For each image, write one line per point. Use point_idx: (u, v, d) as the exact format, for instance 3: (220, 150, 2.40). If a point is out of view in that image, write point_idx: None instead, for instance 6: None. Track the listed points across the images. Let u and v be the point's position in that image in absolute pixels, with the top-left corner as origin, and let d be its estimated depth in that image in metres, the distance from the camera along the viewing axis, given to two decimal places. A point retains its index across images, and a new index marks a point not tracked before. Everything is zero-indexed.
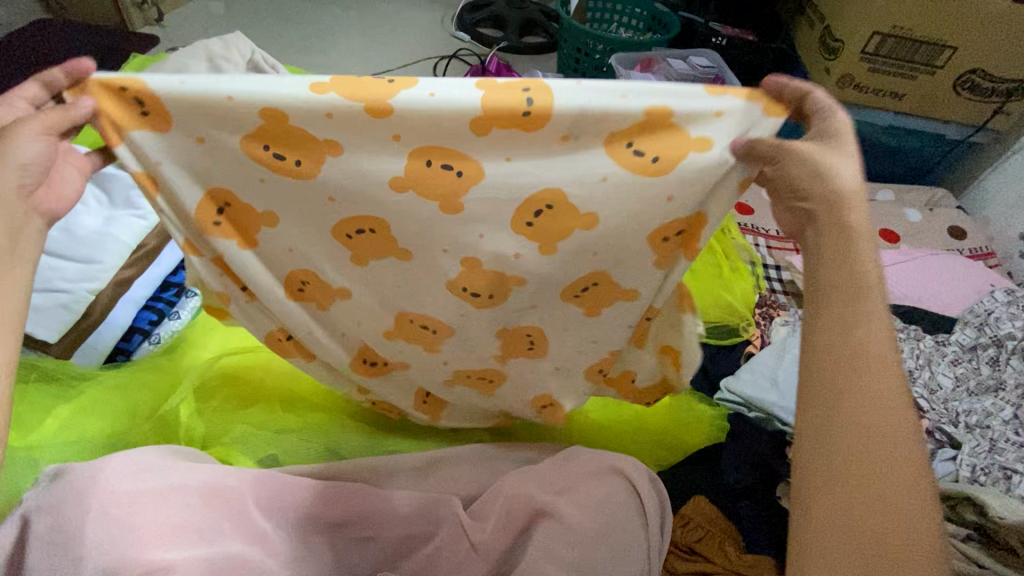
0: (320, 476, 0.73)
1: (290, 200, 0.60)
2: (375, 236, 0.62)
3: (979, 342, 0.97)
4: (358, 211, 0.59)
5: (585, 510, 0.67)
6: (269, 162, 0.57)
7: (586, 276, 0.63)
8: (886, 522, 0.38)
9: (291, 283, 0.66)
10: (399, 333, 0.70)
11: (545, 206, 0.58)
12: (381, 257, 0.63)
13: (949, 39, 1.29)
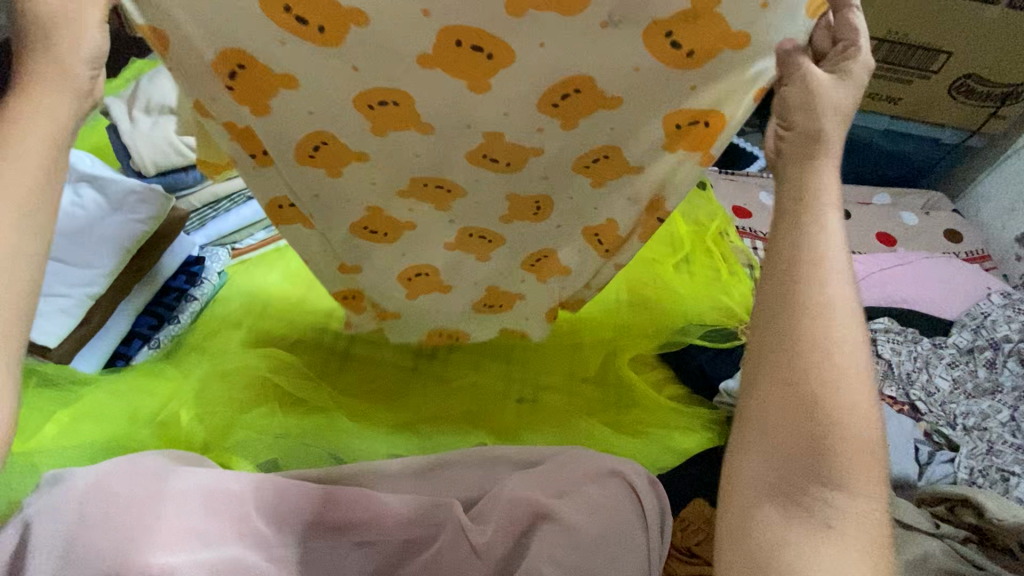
0: (320, 480, 0.73)
1: (314, 64, 0.62)
2: (398, 112, 0.66)
3: (976, 344, 0.98)
4: (383, 81, 0.63)
5: (586, 513, 0.67)
6: (293, 26, 0.59)
7: (601, 147, 0.70)
8: (806, 439, 0.45)
9: (306, 146, 0.71)
10: (412, 193, 0.76)
11: (574, 89, 0.63)
12: (405, 128, 0.68)
13: (944, 44, 1.30)
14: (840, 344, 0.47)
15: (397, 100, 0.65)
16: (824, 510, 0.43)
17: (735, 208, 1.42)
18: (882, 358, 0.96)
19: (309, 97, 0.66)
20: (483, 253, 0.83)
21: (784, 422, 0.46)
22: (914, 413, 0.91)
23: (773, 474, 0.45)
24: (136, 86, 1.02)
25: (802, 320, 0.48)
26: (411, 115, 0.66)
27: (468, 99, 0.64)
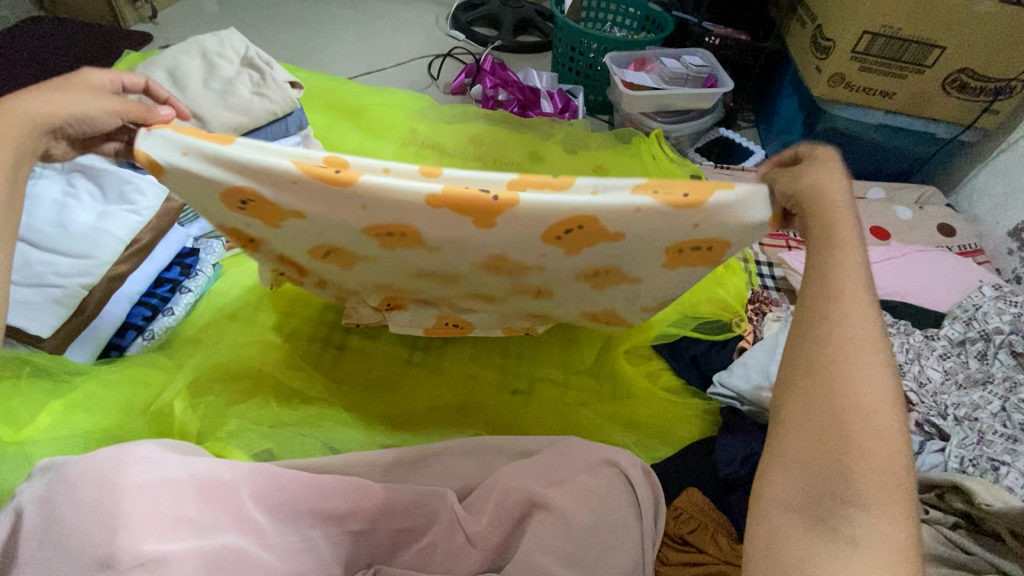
0: (314, 469, 0.73)
1: (325, 201, 0.61)
2: (405, 240, 0.65)
3: (968, 336, 0.99)
4: (387, 216, 0.62)
5: (580, 501, 0.67)
6: (315, 172, 0.58)
7: (600, 267, 0.71)
8: (834, 459, 0.45)
9: (317, 250, 0.71)
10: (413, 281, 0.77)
11: (577, 226, 0.62)
12: (408, 247, 0.67)
13: (938, 38, 1.31)
14: (869, 370, 0.48)
15: (402, 232, 0.64)
16: (851, 530, 0.42)
17: None
18: None
19: (319, 226, 0.65)
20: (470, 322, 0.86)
21: (812, 446, 0.46)
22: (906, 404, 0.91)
23: (802, 495, 0.45)
24: (128, 76, 0.98)
25: (828, 347, 0.50)
26: (414, 233, 0.64)
27: (469, 235, 0.63)
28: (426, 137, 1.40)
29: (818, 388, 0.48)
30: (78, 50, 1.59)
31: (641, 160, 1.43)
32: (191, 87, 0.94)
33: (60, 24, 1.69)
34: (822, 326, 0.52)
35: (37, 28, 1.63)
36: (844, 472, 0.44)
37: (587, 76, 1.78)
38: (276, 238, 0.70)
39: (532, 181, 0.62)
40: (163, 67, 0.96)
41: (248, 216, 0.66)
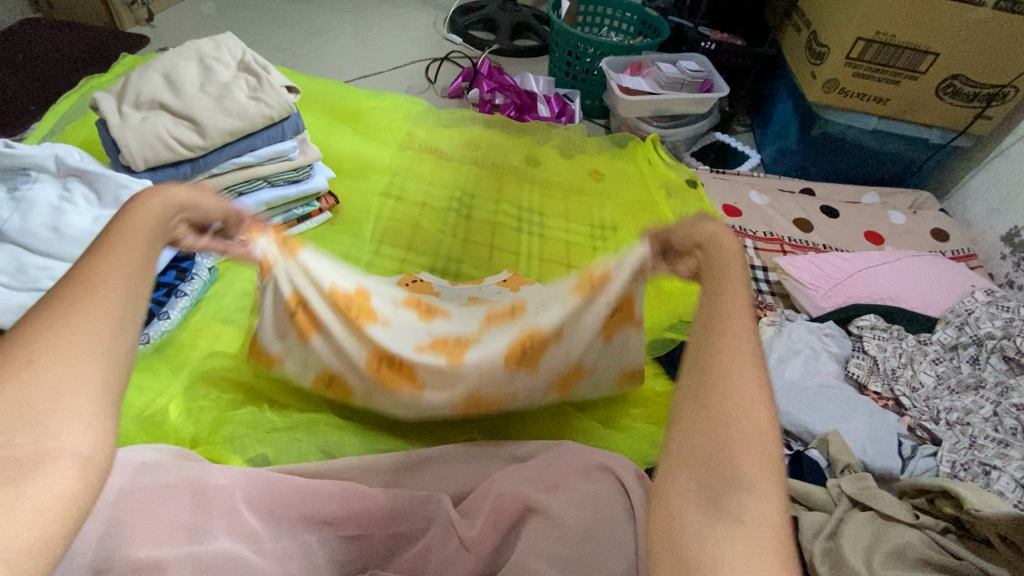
0: (308, 475, 0.73)
1: (344, 338, 0.79)
2: (402, 372, 0.79)
3: (960, 341, 1.00)
4: (386, 349, 0.79)
5: (573, 505, 0.68)
6: (337, 313, 0.78)
7: (567, 372, 0.83)
8: (718, 443, 0.41)
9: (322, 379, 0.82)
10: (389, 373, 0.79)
11: (527, 348, 0.80)
12: (402, 389, 0.79)
13: (931, 45, 1.32)
14: (744, 349, 0.46)
15: (399, 364, 0.79)
16: (739, 509, 0.38)
17: (725, 206, 1.43)
18: (869, 354, 0.99)
19: (331, 352, 0.80)
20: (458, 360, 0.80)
21: (695, 432, 0.42)
22: (898, 408, 0.93)
23: (695, 485, 0.40)
24: (125, 81, 0.97)
25: (712, 330, 0.48)
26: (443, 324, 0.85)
27: (449, 369, 0.79)
28: (423, 142, 1.40)
29: (708, 368, 0.45)
30: (75, 53, 1.59)
31: (636, 165, 1.46)
32: (188, 91, 0.94)
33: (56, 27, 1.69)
34: (712, 313, 0.50)
35: (36, 33, 1.63)
36: (722, 453, 0.40)
37: (584, 81, 1.79)
38: (298, 368, 0.82)
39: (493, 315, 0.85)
40: (160, 71, 0.96)
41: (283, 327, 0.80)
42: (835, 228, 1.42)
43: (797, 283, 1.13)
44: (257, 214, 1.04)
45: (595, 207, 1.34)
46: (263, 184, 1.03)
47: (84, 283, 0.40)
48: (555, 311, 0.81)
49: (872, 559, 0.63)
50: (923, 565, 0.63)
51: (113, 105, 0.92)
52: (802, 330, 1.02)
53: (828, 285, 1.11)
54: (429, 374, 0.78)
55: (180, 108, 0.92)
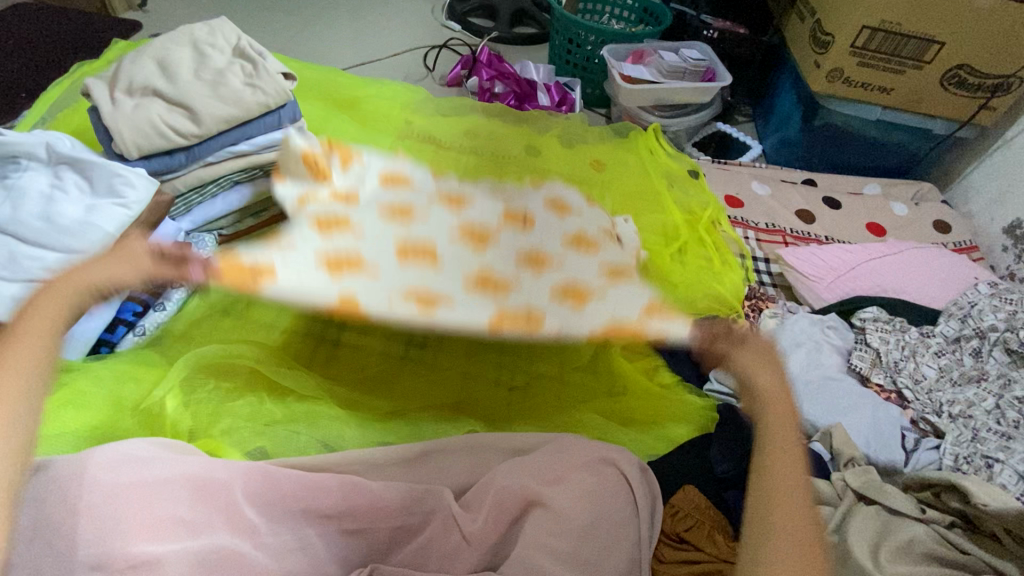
0: (307, 467, 0.72)
1: (398, 275, 0.84)
2: (425, 254, 0.89)
3: (962, 334, 0.99)
4: (418, 242, 0.90)
5: (575, 499, 0.67)
6: (397, 306, 0.79)
7: (524, 255, 0.93)
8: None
9: (331, 262, 0.82)
10: (408, 257, 0.87)
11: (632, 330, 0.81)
12: (420, 260, 0.87)
13: (937, 33, 1.30)
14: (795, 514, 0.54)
15: (424, 249, 0.89)
16: None
17: (727, 197, 1.41)
18: (871, 347, 0.98)
19: (367, 246, 0.87)
20: (479, 247, 0.93)
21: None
22: (901, 401, 0.92)
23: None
24: (116, 66, 0.95)
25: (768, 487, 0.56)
26: (431, 250, 0.89)
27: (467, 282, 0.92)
28: (421, 131, 1.38)
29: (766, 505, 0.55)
30: (67, 38, 1.56)
31: (638, 154, 1.44)
32: (182, 77, 0.92)
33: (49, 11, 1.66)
34: (765, 453, 0.59)
35: (26, 17, 1.60)
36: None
37: (584, 70, 1.77)
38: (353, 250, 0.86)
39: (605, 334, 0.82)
40: (152, 57, 0.94)
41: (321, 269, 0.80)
42: (836, 219, 1.41)
43: (801, 276, 1.14)
44: (254, 203, 1.02)
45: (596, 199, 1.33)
46: (259, 173, 1.02)
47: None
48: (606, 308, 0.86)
49: (879, 552, 0.60)
50: (926, 559, 0.61)
51: (105, 92, 0.90)
52: (805, 321, 1.01)
53: (830, 277, 1.12)
54: (459, 251, 0.91)
55: (174, 95, 0.90)
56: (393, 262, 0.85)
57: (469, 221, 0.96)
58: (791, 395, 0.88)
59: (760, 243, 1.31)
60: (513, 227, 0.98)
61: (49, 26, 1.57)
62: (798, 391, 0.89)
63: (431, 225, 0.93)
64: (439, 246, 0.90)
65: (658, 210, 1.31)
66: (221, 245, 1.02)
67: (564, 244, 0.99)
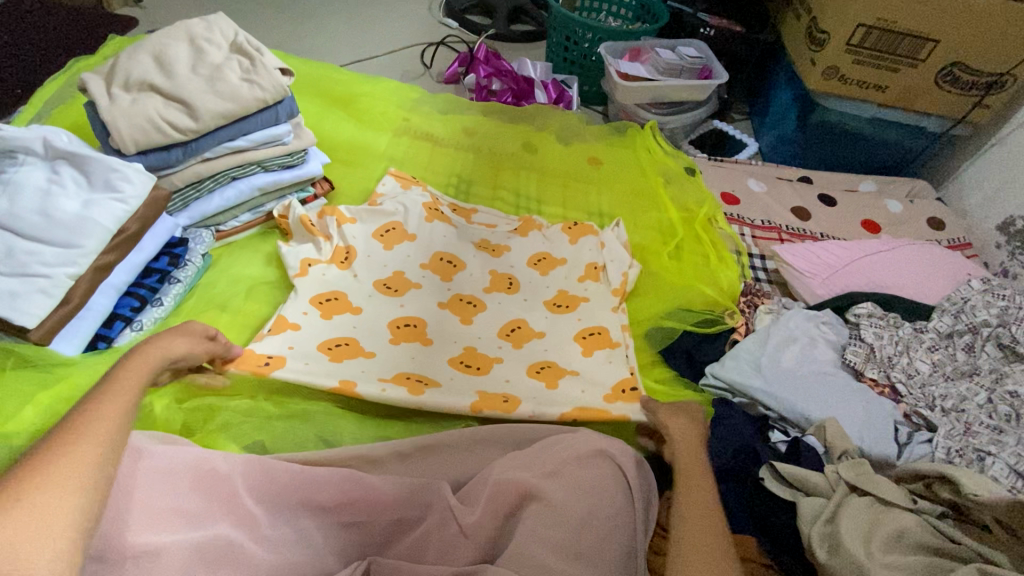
0: (305, 461, 0.72)
1: (395, 358, 0.91)
2: (415, 330, 0.95)
3: (955, 329, 1.00)
4: (409, 317, 0.97)
5: (572, 491, 0.67)
6: (389, 380, 0.86)
7: (511, 323, 1.00)
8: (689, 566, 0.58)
9: (331, 342, 0.90)
10: (398, 338, 0.94)
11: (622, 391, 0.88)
12: (410, 341, 0.94)
13: (932, 32, 1.31)
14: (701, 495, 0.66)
15: (415, 325, 0.96)
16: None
17: (723, 194, 1.42)
18: (865, 342, 0.99)
19: (360, 323, 0.94)
20: (467, 317, 1.00)
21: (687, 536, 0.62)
22: (895, 396, 0.93)
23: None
24: (113, 62, 0.94)
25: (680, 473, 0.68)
26: (419, 327, 0.96)
27: (455, 329, 0.97)
28: (418, 127, 1.38)
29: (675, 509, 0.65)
30: (62, 34, 1.56)
31: (635, 151, 1.45)
32: (179, 73, 0.92)
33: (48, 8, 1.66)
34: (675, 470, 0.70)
35: (21, 14, 1.59)
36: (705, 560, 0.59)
37: (582, 68, 1.77)
38: (354, 330, 0.93)
39: (587, 417, 0.83)
40: (150, 52, 0.94)
41: (329, 352, 0.89)
42: (831, 216, 1.42)
43: (795, 271, 1.14)
44: (251, 199, 1.04)
45: (592, 197, 1.34)
46: (257, 168, 1.02)
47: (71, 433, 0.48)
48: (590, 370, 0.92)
49: (871, 542, 0.60)
50: (919, 549, 0.61)
51: (101, 86, 0.90)
52: (800, 317, 1.02)
53: (825, 273, 1.13)
54: (445, 326, 0.97)
55: (171, 90, 0.90)
56: (382, 338, 0.93)
57: (458, 291, 1.03)
58: (786, 390, 0.89)
59: (756, 240, 1.31)
60: (499, 291, 1.05)
61: (44, 22, 1.57)
62: (792, 385, 0.90)
63: (419, 303, 0.99)
64: (430, 324, 0.97)
65: (654, 208, 1.32)
66: (219, 240, 1.05)
67: (546, 311, 1.02)
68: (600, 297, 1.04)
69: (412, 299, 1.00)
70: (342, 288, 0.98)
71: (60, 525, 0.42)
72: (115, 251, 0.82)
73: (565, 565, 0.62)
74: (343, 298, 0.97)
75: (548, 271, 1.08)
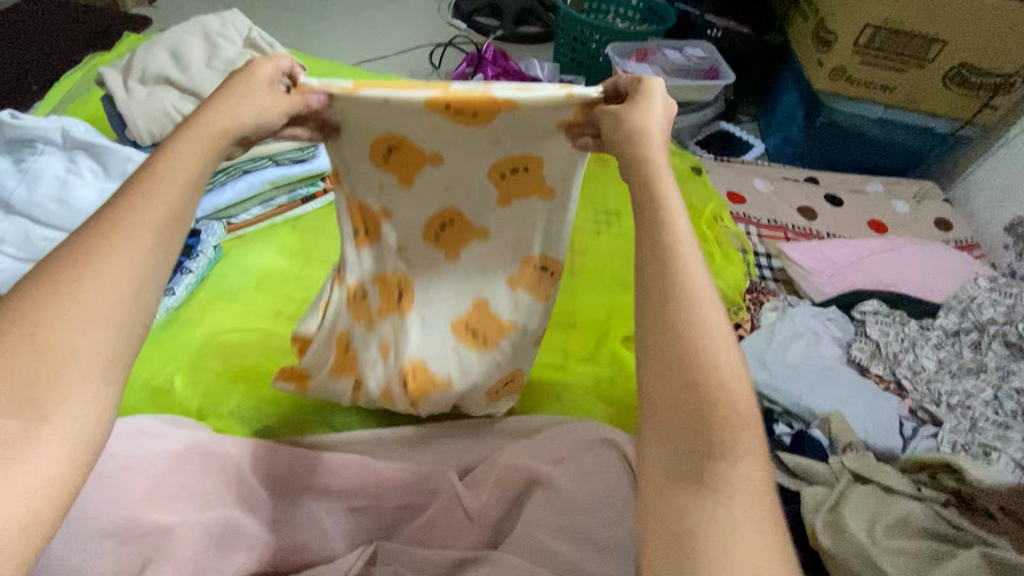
0: (317, 446, 0.75)
1: (545, 209, 0.67)
2: (526, 177, 0.65)
3: (962, 327, 1.00)
4: (477, 250, 0.70)
5: (574, 476, 0.69)
6: (507, 159, 0.64)
7: (380, 139, 0.62)
8: (688, 387, 0.36)
9: (405, 158, 0.64)
10: (509, 193, 0.67)
11: (392, 146, 0.63)
12: (526, 196, 0.67)
13: (940, 33, 1.32)
14: (713, 313, 0.39)
15: (525, 167, 0.65)
16: (715, 476, 0.33)
17: (730, 193, 1.42)
18: (871, 339, 0.99)
19: (472, 286, 0.71)
20: (450, 249, 0.70)
21: (662, 380, 0.37)
22: (900, 391, 0.93)
23: (668, 456, 0.35)
24: (131, 56, 0.96)
25: (648, 273, 0.41)
26: (535, 178, 0.65)
27: (499, 211, 0.68)
28: None
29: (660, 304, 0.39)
30: (78, 37, 1.66)
31: None
32: (194, 67, 0.93)
33: (77, 16, 1.74)
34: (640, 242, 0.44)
35: (43, 21, 1.70)
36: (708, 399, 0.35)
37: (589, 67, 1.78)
38: (499, 273, 0.71)
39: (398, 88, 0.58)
40: (166, 48, 0.95)
41: (415, 164, 0.64)
42: (837, 217, 1.42)
43: (801, 269, 1.15)
44: (262, 192, 1.08)
45: (599, 194, 1.34)
46: (269, 162, 1.06)
47: (53, 297, 0.35)
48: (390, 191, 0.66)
49: (875, 528, 0.63)
50: (921, 534, 0.64)
51: (119, 80, 0.92)
52: (805, 313, 1.03)
53: (831, 272, 1.13)
54: (462, 253, 0.70)
55: (186, 84, 0.92)
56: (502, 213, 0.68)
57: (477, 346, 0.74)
58: (792, 386, 0.89)
59: (762, 238, 1.32)
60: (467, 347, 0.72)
61: (66, 29, 1.68)
62: (797, 381, 0.90)
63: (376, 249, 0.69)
64: (471, 230, 0.69)
65: None
66: (231, 232, 1.07)
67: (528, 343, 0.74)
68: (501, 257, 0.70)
69: (472, 247, 0.70)
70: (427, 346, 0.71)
71: (77, 363, 0.34)
72: None
73: (563, 546, 0.63)
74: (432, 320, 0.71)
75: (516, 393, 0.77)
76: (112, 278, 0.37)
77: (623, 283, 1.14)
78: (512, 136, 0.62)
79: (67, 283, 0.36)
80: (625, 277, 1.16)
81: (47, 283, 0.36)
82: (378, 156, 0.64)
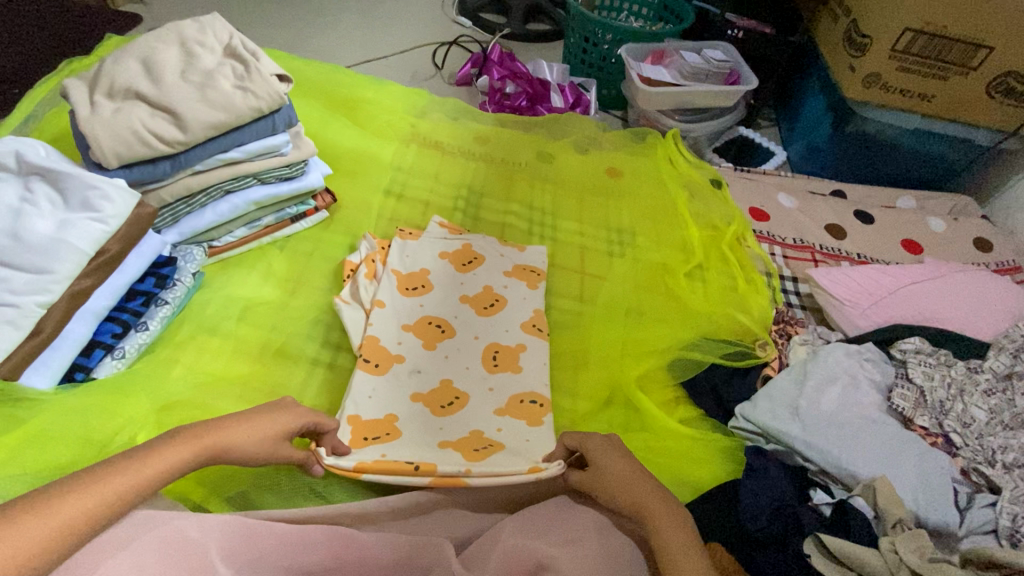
0: (294, 517, 0.67)
1: (536, 300, 1.02)
2: (507, 358, 0.92)
3: (1016, 370, 0.90)
4: (505, 313, 0.99)
5: (589, 566, 0.59)
6: (531, 330, 0.97)
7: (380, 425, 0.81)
8: None
9: (433, 332, 0.95)
10: (501, 365, 0.92)
11: (436, 404, 0.86)
12: (525, 354, 0.93)
13: (987, 37, 1.21)
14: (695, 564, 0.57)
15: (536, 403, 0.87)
16: None
17: (752, 209, 1.32)
18: (914, 384, 0.89)
19: (496, 317, 0.99)
20: (487, 312, 0.99)
21: None
22: (949, 447, 0.84)
23: None
24: (99, 66, 0.87)
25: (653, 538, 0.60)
26: (525, 382, 0.90)
27: (500, 328, 0.97)
28: (427, 135, 1.33)
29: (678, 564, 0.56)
30: (63, 36, 1.58)
31: (656, 163, 1.36)
32: (166, 79, 0.85)
33: (63, 11, 1.66)
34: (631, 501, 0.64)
35: (27, 16, 1.62)
36: None
37: (600, 69, 1.68)
38: (515, 299, 1.02)
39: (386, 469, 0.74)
40: (136, 57, 0.86)
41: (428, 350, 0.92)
42: (869, 235, 1.31)
43: (833, 298, 1.06)
44: (247, 213, 0.99)
45: (612, 210, 1.25)
46: (253, 181, 0.96)
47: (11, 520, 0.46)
48: (439, 366, 0.90)
49: None
50: None
51: (83, 93, 0.83)
52: (840, 352, 0.93)
53: (866, 303, 1.03)
54: (486, 331, 0.96)
55: (158, 98, 0.83)
56: (512, 337, 0.96)
57: (494, 334, 0.96)
58: (828, 440, 0.80)
59: (787, 260, 1.22)
60: (495, 309, 1.00)
61: (51, 25, 1.60)
62: (835, 436, 0.81)
63: (389, 294, 0.98)
64: (503, 343, 0.95)
65: (675, 224, 1.23)
66: (212, 256, 0.99)
67: (529, 314, 1.00)
68: (520, 306, 1.01)
69: (500, 299, 1.01)
70: (461, 276, 1.03)
71: None
72: (93, 276, 0.76)
73: None
74: (479, 245, 1.09)
75: (535, 284, 1.04)
76: (77, 512, 0.49)
77: (638, 312, 1.06)
78: (518, 435, 0.82)
79: (49, 503, 0.48)
80: (640, 306, 1.07)
81: (40, 497, 0.49)
82: (423, 402, 0.86)
